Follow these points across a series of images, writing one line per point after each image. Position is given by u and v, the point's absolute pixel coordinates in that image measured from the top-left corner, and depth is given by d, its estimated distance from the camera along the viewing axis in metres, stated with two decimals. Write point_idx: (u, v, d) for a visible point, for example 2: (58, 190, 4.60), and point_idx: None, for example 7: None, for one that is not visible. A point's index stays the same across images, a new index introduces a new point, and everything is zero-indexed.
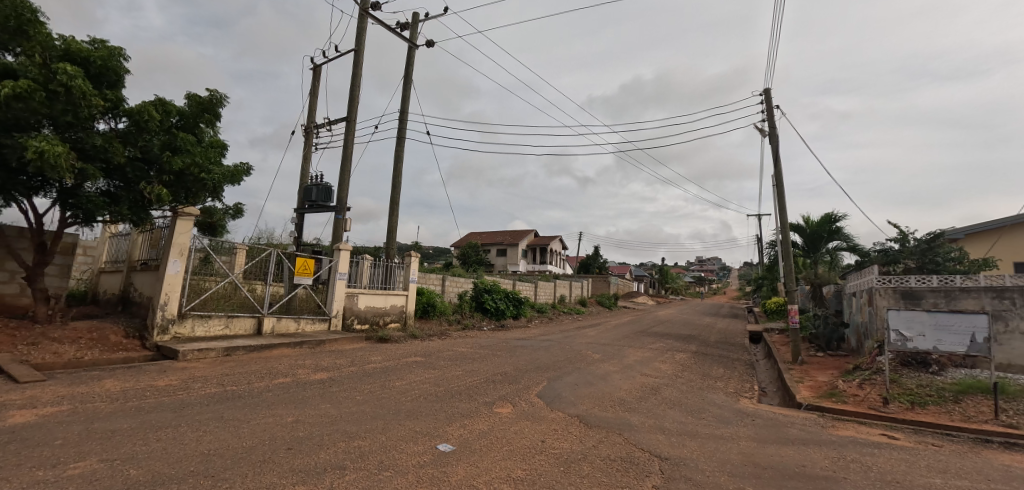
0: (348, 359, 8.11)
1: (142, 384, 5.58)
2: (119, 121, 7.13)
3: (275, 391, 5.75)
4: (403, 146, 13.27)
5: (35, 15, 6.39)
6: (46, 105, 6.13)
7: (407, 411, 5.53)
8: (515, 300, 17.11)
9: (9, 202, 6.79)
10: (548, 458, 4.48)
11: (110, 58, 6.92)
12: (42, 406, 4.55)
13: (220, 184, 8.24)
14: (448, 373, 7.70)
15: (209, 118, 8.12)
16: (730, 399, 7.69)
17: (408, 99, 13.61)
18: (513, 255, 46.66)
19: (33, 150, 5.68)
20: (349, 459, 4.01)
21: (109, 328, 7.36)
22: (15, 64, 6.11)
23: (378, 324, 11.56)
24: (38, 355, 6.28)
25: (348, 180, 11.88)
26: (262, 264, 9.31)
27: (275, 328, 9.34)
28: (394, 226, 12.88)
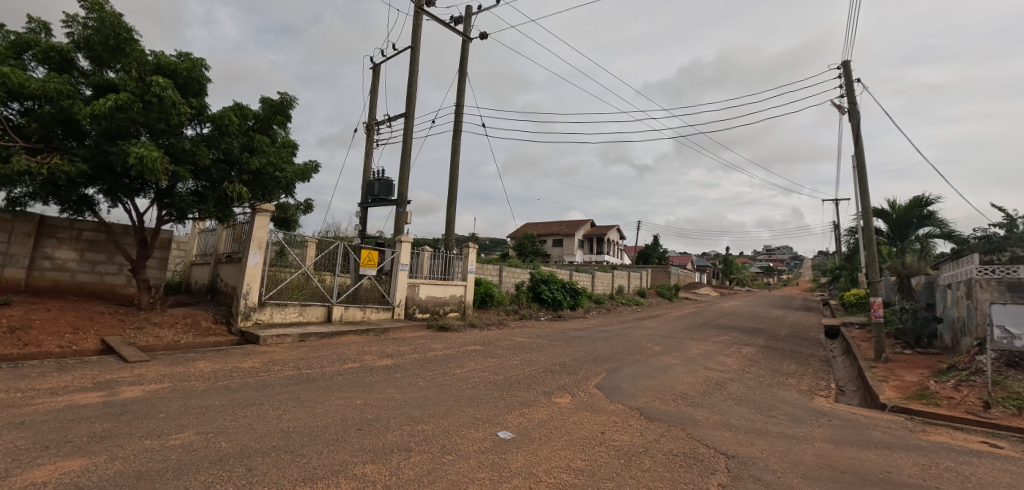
0: (411, 346, 8.41)
1: (229, 365, 6.10)
2: (204, 127, 7.76)
3: (345, 375, 6.09)
4: (459, 139, 13.47)
5: (131, 34, 7.05)
6: (144, 114, 6.77)
7: (468, 398, 5.65)
8: (572, 291, 16.97)
9: (116, 203, 7.60)
10: (607, 450, 4.41)
11: (195, 68, 7.49)
12: (147, 383, 5.10)
13: (292, 181, 8.77)
14: (506, 362, 7.79)
15: (280, 119, 8.61)
16: (803, 397, 7.20)
17: (463, 93, 13.78)
18: (568, 246, 46.28)
19: (134, 155, 6.32)
20: (414, 441, 4.16)
21: (200, 315, 8.11)
22: (116, 80, 6.80)
23: (439, 313, 11.91)
24: (144, 337, 7.03)
25: (407, 173, 12.25)
26: (331, 255, 9.87)
27: (343, 316, 9.88)
28: (452, 219, 13.16)
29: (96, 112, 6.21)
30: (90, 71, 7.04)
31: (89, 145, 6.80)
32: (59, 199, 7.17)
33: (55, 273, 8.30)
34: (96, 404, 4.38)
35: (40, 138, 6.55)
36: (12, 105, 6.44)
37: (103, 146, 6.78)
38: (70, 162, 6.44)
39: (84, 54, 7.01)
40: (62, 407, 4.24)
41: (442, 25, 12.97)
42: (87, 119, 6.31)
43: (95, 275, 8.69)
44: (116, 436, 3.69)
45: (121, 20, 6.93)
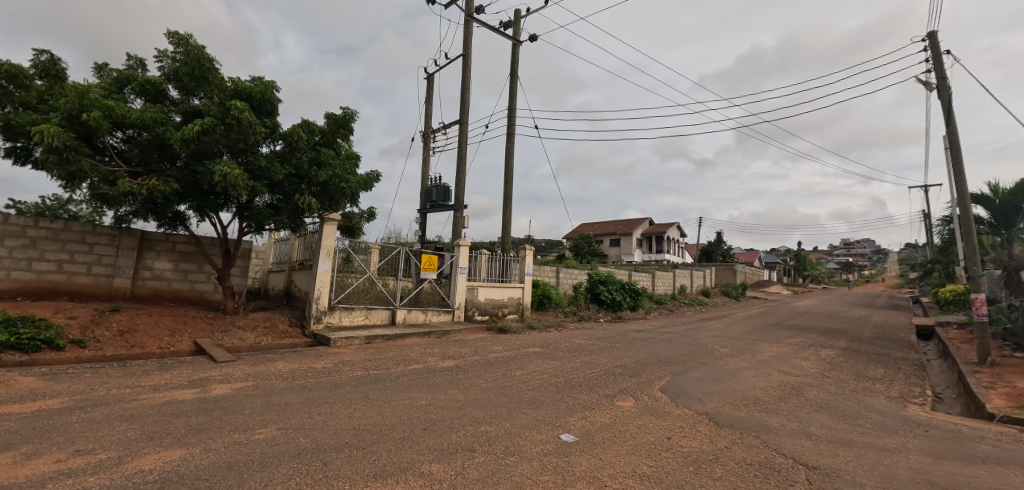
0: (472, 348, 8.55)
1: (304, 365, 6.49)
2: (277, 144, 8.34)
3: (410, 376, 6.28)
4: (512, 143, 13.57)
5: (212, 64, 7.71)
6: (225, 136, 7.39)
7: (529, 400, 5.64)
8: (632, 291, 16.54)
9: (204, 218, 8.33)
10: (675, 456, 4.23)
11: (268, 91, 8.07)
12: (234, 381, 5.53)
13: (356, 191, 9.22)
14: (567, 364, 7.70)
15: (344, 133, 9.07)
16: (894, 404, 6.56)
17: (515, 96, 13.87)
18: (625, 246, 45.21)
19: (219, 174, 6.90)
20: (478, 442, 4.20)
21: (278, 318, 8.70)
22: (201, 106, 7.46)
23: (497, 315, 12.03)
24: (229, 339, 7.65)
25: (463, 179, 12.49)
26: (394, 260, 10.26)
27: (406, 319, 10.23)
28: (508, 222, 13.26)
29: (186, 136, 6.85)
30: (178, 100, 7.79)
31: (180, 166, 7.51)
32: (156, 216, 7.96)
33: (155, 281, 9.23)
34: (192, 400, 4.80)
35: (140, 162, 7.32)
36: (117, 134, 7.24)
37: (192, 167, 7.47)
38: (165, 183, 7.14)
39: (174, 85, 7.76)
40: (164, 402, 4.69)
41: (492, 31, 13.14)
42: (178, 143, 6.98)
43: (188, 283, 9.59)
44: (209, 429, 4.02)
45: (204, 52, 7.61)
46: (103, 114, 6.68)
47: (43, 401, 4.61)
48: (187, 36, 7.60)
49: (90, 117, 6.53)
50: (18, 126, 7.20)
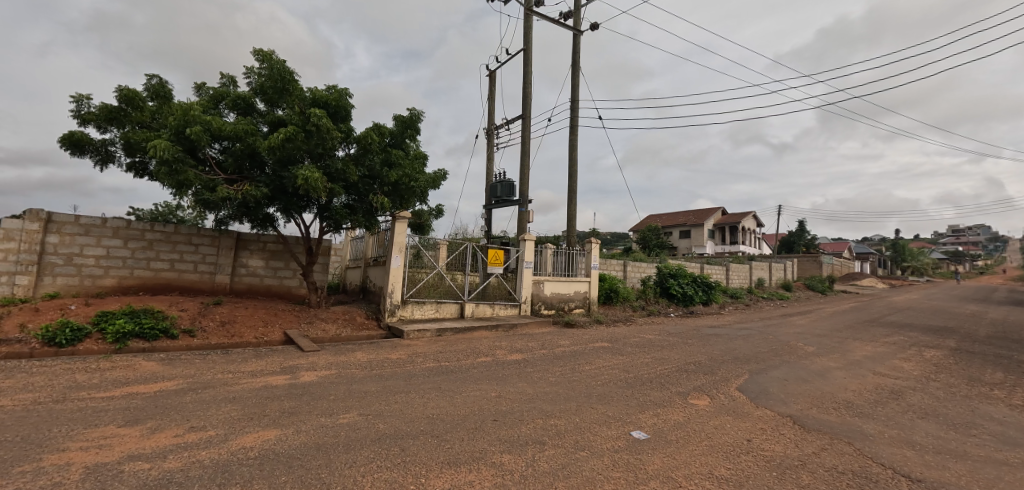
0: (539, 342, 8.58)
1: (381, 356, 6.84)
2: (351, 147, 8.81)
3: (480, 368, 6.42)
4: (575, 135, 13.41)
5: (292, 75, 8.29)
6: (305, 142, 7.92)
7: (599, 395, 5.55)
8: (705, 285, 15.76)
9: (290, 219, 9.00)
10: (756, 460, 3.97)
11: (342, 98, 8.55)
12: (319, 369, 5.96)
13: (425, 189, 9.53)
14: (637, 360, 7.51)
15: (411, 133, 9.40)
16: (1019, 413, 5.73)
17: (577, 88, 13.68)
18: (696, 238, 43.17)
19: (302, 178, 7.43)
20: (548, 435, 4.21)
21: (356, 311, 9.25)
22: (284, 115, 8.05)
23: (564, 310, 11.97)
24: (314, 330, 8.25)
25: (527, 173, 12.52)
26: (461, 255, 10.53)
27: (475, 312, 10.47)
28: (572, 215, 13.13)
29: (272, 144, 7.44)
30: (265, 112, 8.47)
31: (269, 172, 8.17)
32: (250, 218, 8.71)
33: (249, 278, 10.15)
34: (283, 385, 5.23)
35: (235, 170, 8.05)
36: (215, 145, 8.01)
37: (279, 172, 8.10)
38: (256, 188, 7.80)
39: (261, 98, 8.45)
40: (261, 386, 5.16)
41: (553, 23, 13.03)
42: (266, 151, 7.59)
43: (277, 279, 10.44)
44: (299, 413, 4.36)
45: (285, 66, 8.19)
46: (203, 128, 7.41)
47: (163, 383, 5.25)
48: (271, 52, 8.22)
49: (193, 132, 7.28)
50: (137, 143, 8.19)
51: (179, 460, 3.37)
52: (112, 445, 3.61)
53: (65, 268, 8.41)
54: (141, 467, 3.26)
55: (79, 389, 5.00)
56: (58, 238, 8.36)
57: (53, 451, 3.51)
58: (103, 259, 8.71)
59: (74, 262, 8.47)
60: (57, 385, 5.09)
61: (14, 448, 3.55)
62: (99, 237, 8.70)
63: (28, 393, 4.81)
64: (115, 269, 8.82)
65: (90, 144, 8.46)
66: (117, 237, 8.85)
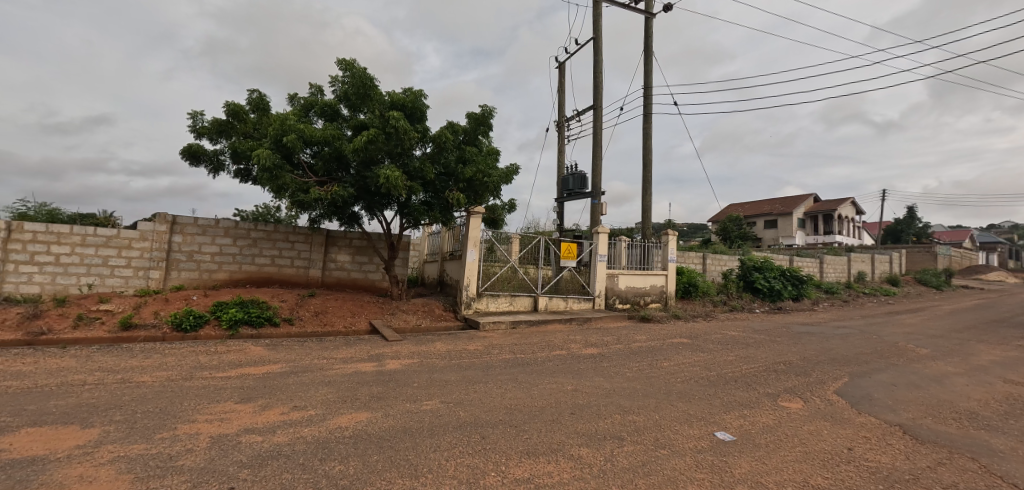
0: (614, 337, 8.42)
1: (459, 347, 7.09)
2: (427, 146, 9.17)
3: (554, 361, 6.45)
4: (648, 123, 12.95)
5: (372, 81, 8.77)
6: (386, 143, 8.36)
7: (679, 393, 5.36)
8: (794, 280, 14.49)
9: (373, 217, 9.56)
10: (859, 471, 3.62)
11: (417, 99, 8.90)
12: (403, 358, 6.30)
13: (498, 184, 9.68)
14: (719, 357, 7.14)
15: (483, 130, 9.58)
16: None
17: (650, 75, 13.19)
18: (783, 228, 39.92)
19: (383, 177, 7.87)
20: (626, 431, 4.13)
21: (434, 304, 9.66)
22: (366, 120, 8.56)
23: (639, 304, 11.65)
24: (396, 321, 8.74)
25: (599, 164, 12.30)
26: (534, 249, 10.61)
27: (548, 306, 10.51)
28: (647, 207, 12.70)
29: (356, 147, 7.96)
30: (349, 117, 9.04)
31: (353, 173, 8.74)
32: (338, 217, 9.37)
33: (339, 272, 10.94)
34: (371, 372, 5.60)
35: (325, 173, 8.69)
36: (307, 151, 8.69)
37: (363, 173, 8.64)
38: (343, 188, 8.38)
39: (345, 104, 9.03)
40: (353, 372, 5.56)
41: (624, 9, 12.64)
42: (352, 154, 8.12)
43: (362, 273, 11.16)
44: (387, 398, 4.65)
45: (366, 73, 8.69)
46: (296, 135, 8.09)
47: (270, 365, 5.84)
48: (353, 61, 8.76)
49: (289, 139, 7.96)
50: (242, 152, 9.12)
51: (285, 435, 3.73)
52: (231, 419, 4.08)
53: (187, 264, 9.60)
54: (254, 440, 3.65)
55: (203, 369, 5.70)
56: (181, 238, 9.56)
57: (185, 422, 4.03)
58: (217, 255, 9.82)
59: (194, 259, 9.65)
60: (185, 365, 5.85)
61: (156, 417, 4.14)
62: (213, 236, 9.81)
63: (163, 371, 5.57)
64: (227, 264, 9.92)
65: (204, 155, 9.54)
66: (228, 236, 9.92)
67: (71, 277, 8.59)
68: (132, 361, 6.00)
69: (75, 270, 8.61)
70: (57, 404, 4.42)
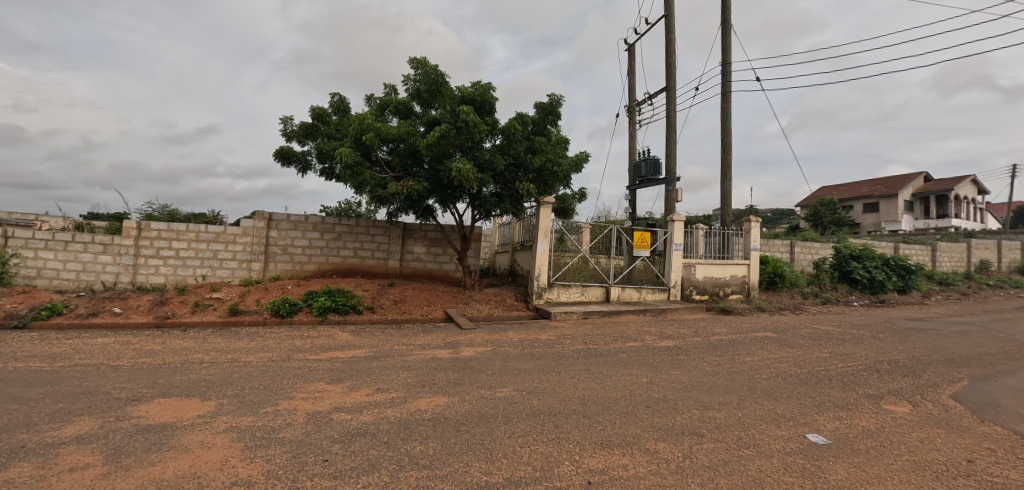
0: (691, 329, 8.05)
1: (531, 336, 7.15)
2: (497, 138, 9.27)
3: (628, 353, 6.29)
4: (727, 102, 12.14)
5: (442, 77, 8.98)
6: (457, 137, 8.56)
7: (764, 390, 5.02)
8: (901, 269, 12.93)
9: (446, 209, 9.86)
10: (983, 487, 3.17)
11: (486, 92, 8.99)
12: (477, 346, 6.47)
13: (568, 173, 9.58)
14: (811, 354, 6.58)
15: (552, 118, 9.49)
16: None
17: (728, 50, 12.34)
18: (885, 212, 35.77)
19: (456, 170, 8.08)
20: (706, 427, 3.94)
21: (506, 294, 9.81)
22: (438, 115, 8.81)
23: (718, 295, 11.04)
24: (470, 310, 8.99)
25: (673, 149, 11.76)
26: (605, 238, 10.40)
27: (620, 296, 10.28)
28: (726, 193, 11.96)
29: (430, 142, 8.23)
30: (421, 113, 9.36)
31: (427, 168, 9.06)
32: (413, 210, 9.78)
33: (415, 262, 11.44)
34: (448, 358, 5.81)
35: (401, 168, 9.09)
36: (384, 148, 9.13)
37: (436, 167, 8.93)
38: (418, 183, 8.73)
39: (417, 101, 9.37)
40: (431, 358, 5.80)
41: None
42: (425, 149, 8.42)
43: (437, 264, 11.58)
44: (463, 384, 4.80)
45: (437, 69, 8.93)
46: (374, 134, 8.52)
47: (355, 350, 6.26)
48: (424, 59, 9.04)
49: (368, 137, 8.40)
50: (327, 152, 9.79)
51: (371, 415, 3.98)
52: (324, 398, 4.43)
53: (283, 257, 10.52)
54: (344, 418, 3.93)
55: (298, 351, 6.24)
56: (277, 233, 10.47)
57: (285, 398, 4.44)
58: (307, 248, 10.66)
59: (288, 252, 10.54)
60: (283, 347, 6.44)
61: (262, 393, 4.60)
62: (304, 231, 10.65)
63: (266, 352, 6.17)
64: (316, 256, 10.74)
65: (294, 156, 10.36)
66: (316, 230, 10.72)
67: (189, 269, 9.79)
68: (240, 343, 6.71)
69: (192, 263, 9.79)
70: (181, 379, 5.06)
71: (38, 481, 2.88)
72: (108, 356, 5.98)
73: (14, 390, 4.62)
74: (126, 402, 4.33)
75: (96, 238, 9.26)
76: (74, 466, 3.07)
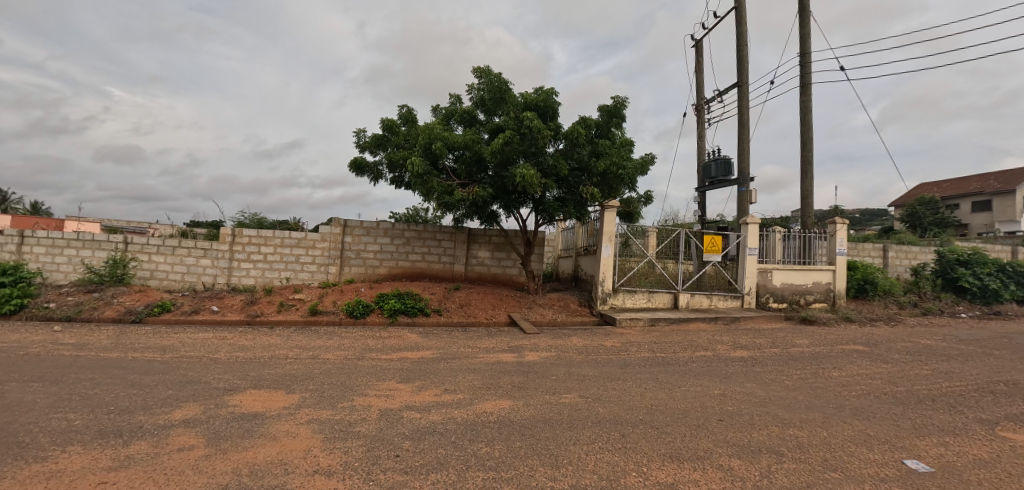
0: (768, 339, 7.55)
1: (595, 342, 7.05)
2: (560, 143, 9.25)
3: (699, 363, 6.01)
4: (807, 95, 11.31)
5: (506, 85, 9.13)
6: (521, 143, 8.66)
7: (854, 409, 4.59)
8: (1021, 277, 11.33)
9: (510, 214, 9.98)
10: None
11: (549, 97, 9.02)
12: (541, 350, 6.49)
13: (634, 176, 9.38)
14: (908, 370, 5.93)
15: (616, 121, 9.34)
16: None
17: (807, 39, 11.49)
18: (1000, 211, 31.39)
19: (520, 176, 8.17)
20: (786, 446, 3.67)
21: (570, 299, 9.76)
22: (502, 123, 8.96)
23: (799, 304, 10.26)
24: (533, 314, 9.03)
25: (746, 147, 11.12)
26: (673, 243, 10.02)
27: (689, 303, 9.86)
28: (807, 193, 11.10)
29: (494, 149, 8.40)
30: (485, 121, 9.57)
31: (492, 174, 9.24)
32: (478, 216, 10.00)
33: (480, 267, 11.67)
34: (512, 362, 5.87)
35: (467, 175, 9.32)
36: (450, 156, 9.40)
37: (500, 173, 9.09)
38: (483, 189, 8.92)
39: (481, 110, 9.61)
40: (496, 361, 5.90)
41: None
42: (490, 156, 8.59)
43: (501, 268, 11.73)
44: (528, 388, 4.82)
45: (501, 77, 9.10)
46: (442, 143, 8.82)
47: (424, 351, 6.49)
48: (488, 68, 9.25)
49: (435, 147, 8.72)
50: (397, 162, 10.27)
51: (439, 415, 4.12)
52: (396, 396, 4.64)
53: (356, 261, 11.15)
54: (414, 416, 4.09)
55: (371, 351, 6.58)
56: (351, 238, 11.11)
57: (360, 395, 4.70)
58: (379, 253, 11.23)
59: (361, 256, 11.16)
60: (358, 347, 6.81)
61: (340, 389, 4.90)
62: (376, 236, 11.23)
63: (342, 351, 6.57)
64: (387, 260, 11.28)
65: (367, 167, 10.98)
66: (387, 236, 11.26)
67: (274, 272, 10.67)
68: (319, 341, 7.21)
69: (277, 266, 10.66)
70: (270, 373, 5.52)
71: (153, 457, 3.26)
72: (208, 350, 6.65)
73: (133, 377, 5.27)
74: (223, 392, 4.79)
75: (198, 243, 10.34)
76: (181, 446, 3.45)
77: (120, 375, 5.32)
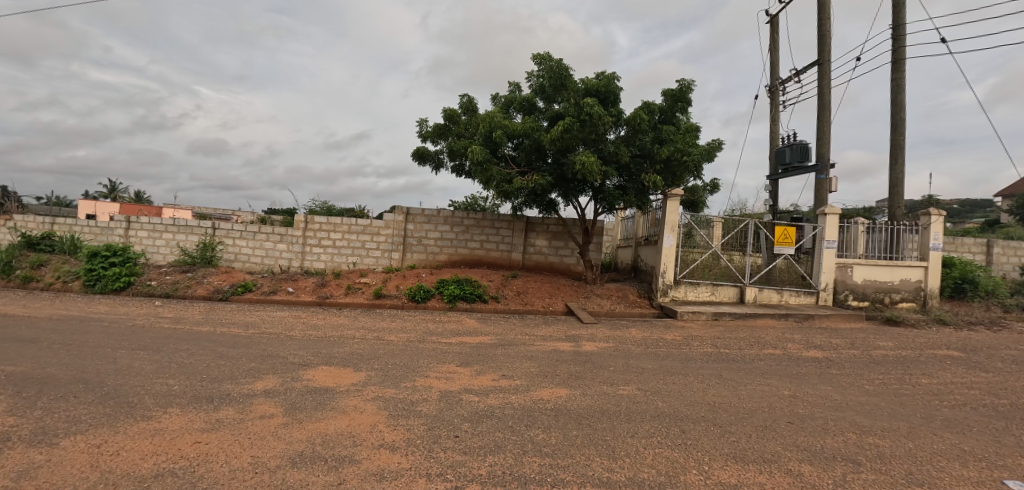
0: (846, 340, 6.99)
1: (654, 335, 6.87)
2: (622, 129, 9.00)
3: (767, 361, 5.69)
4: (900, 73, 10.21)
5: (566, 72, 8.99)
6: (581, 130, 8.52)
7: (947, 420, 4.16)
8: None
9: (569, 203, 9.89)
10: None
11: (611, 82, 8.77)
12: (598, 341, 6.42)
13: (699, 163, 8.96)
14: (1015, 381, 5.27)
15: (681, 105, 8.93)
16: None
17: (902, 10, 10.34)
18: None
19: (579, 163, 8.07)
20: (865, 455, 3.41)
21: (628, 290, 9.57)
22: (562, 110, 8.86)
23: (883, 302, 9.41)
24: (590, 304, 8.95)
25: (827, 130, 10.26)
26: (741, 234, 9.50)
27: (758, 298, 9.33)
28: (897, 181, 10.10)
29: (554, 137, 8.33)
30: (546, 108, 9.50)
31: (551, 162, 9.19)
32: (537, 204, 9.99)
33: (537, 255, 11.70)
34: (569, 351, 5.86)
35: (526, 163, 9.32)
36: (510, 144, 9.44)
37: (560, 161, 9.01)
38: (542, 177, 8.89)
39: (541, 97, 9.54)
40: (552, 350, 5.92)
41: None
42: (549, 143, 8.54)
43: (558, 257, 11.68)
44: (584, 378, 4.80)
45: (561, 64, 8.97)
46: (501, 131, 8.87)
47: (481, 337, 6.63)
48: (548, 55, 9.14)
49: (496, 135, 8.79)
50: (458, 151, 10.46)
51: (496, 399, 4.21)
52: (455, 379, 4.79)
53: (418, 247, 11.54)
54: (472, 399, 4.21)
55: (432, 334, 6.82)
56: (414, 226, 11.50)
57: (421, 376, 4.90)
58: (439, 240, 11.55)
59: (422, 243, 11.54)
60: (419, 330, 7.09)
61: (402, 369, 5.13)
62: (437, 224, 11.54)
63: (404, 333, 6.86)
64: (447, 247, 11.59)
65: (429, 156, 11.28)
66: (447, 223, 11.54)
67: (343, 256, 11.30)
68: (384, 323, 7.57)
69: (345, 251, 11.28)
70: (339, 351, 5.87)
71: (240, 423, 3.59)
72: (285, 327, 7.19)
73: (221, 349, 5.81)
74: (299, 367, 5.17)
75: (276, 229, 11.14)
76: (262, 414, 3.77)
77: (211, 347, 5.88)
